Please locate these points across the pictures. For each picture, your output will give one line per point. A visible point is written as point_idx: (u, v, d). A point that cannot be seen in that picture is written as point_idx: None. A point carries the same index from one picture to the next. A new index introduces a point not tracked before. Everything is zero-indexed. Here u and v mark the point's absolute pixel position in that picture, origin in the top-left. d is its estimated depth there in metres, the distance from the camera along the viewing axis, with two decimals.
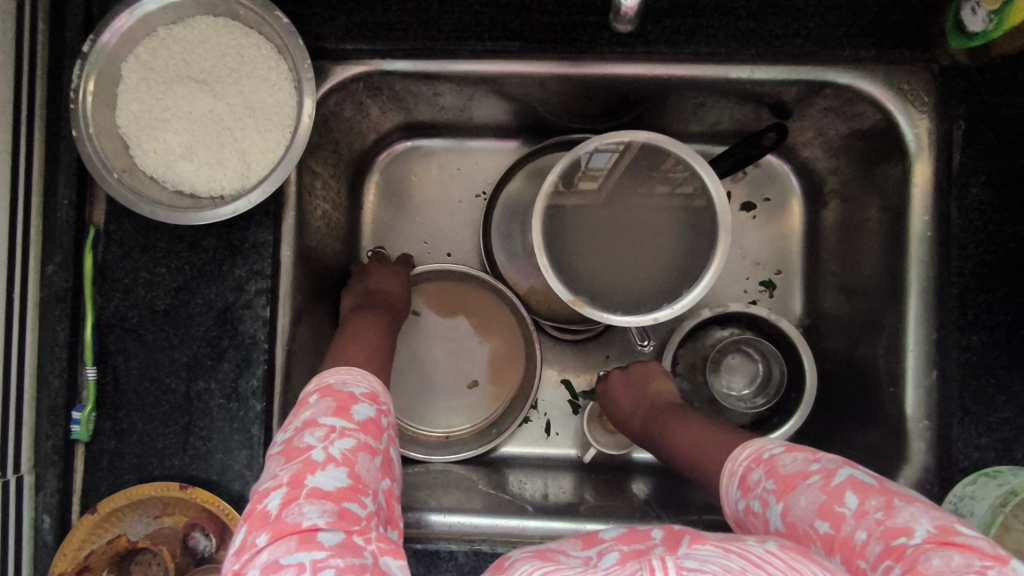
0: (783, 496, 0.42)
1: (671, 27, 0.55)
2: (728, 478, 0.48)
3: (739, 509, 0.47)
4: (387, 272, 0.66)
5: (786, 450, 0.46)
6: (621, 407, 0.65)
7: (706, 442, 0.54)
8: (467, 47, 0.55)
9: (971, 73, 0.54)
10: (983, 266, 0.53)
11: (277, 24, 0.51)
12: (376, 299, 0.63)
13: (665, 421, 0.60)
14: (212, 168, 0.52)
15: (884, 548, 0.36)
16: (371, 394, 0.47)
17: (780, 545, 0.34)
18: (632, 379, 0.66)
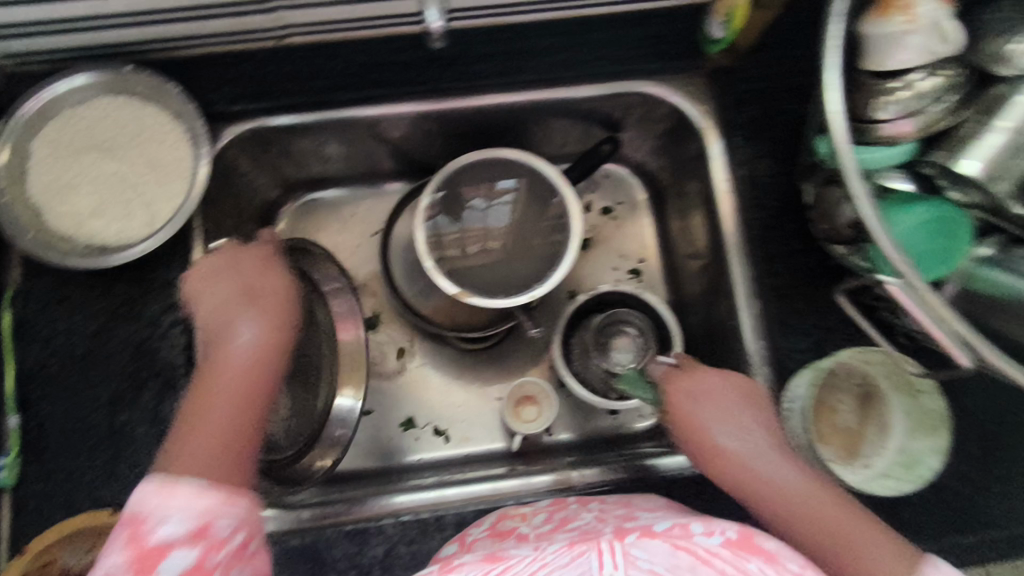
0: None
1: (501, 64, 0.67)
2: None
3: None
4: (268, 263, 0.59)
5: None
6: (684, 406, 0.59)
7: (850, 519, 0.50)
8: (339, 97, 0.66)
9: (739, 69, 0.68)
10: (776, 210, 0.67)
11: (171, 96, 0.60)
12: (262, 302, 0.56)
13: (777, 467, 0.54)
14: (120, 220, 0.59)
15: None
16: (201, 528, 0.43)
17: (726, 541, 0.42)
18: (724, 392, 0.58)
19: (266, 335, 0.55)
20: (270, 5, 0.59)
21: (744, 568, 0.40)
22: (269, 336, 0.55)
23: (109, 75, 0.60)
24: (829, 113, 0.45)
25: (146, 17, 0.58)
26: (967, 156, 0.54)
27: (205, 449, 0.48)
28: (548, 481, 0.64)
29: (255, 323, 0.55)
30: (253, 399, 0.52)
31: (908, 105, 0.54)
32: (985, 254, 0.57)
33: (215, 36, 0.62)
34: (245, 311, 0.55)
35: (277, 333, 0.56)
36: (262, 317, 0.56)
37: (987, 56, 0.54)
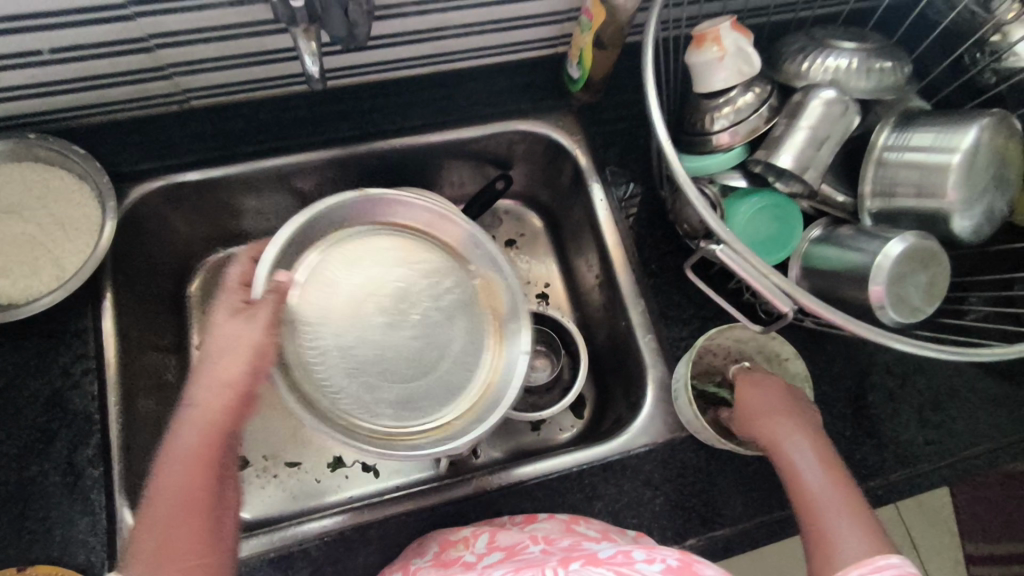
0: None
1: (392, 114, 0.75)
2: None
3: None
4: (228, 321, 0.55)
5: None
6: (757, 396, 0.59)
7: (842, 515, 0.50)
8: (241, 152, 0.71)
9: (602, 103, 0.78)
10: (646, 220, 0.76)
11: (76, 158, 0.64)
12: (207, 371, 0.51)
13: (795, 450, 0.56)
14: (29, 278, 0.61)
15: None
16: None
17: (665, 568, 0.43)
18: (782, 396, 0.59)
19: (207, 403, 0.50)
20: (166, 71, 0.64)
21: None
22: (216, 405, 0.50)
23: (12, 144, 0.63)
24: (653, 123, 0.54)
25: (44, 90, 0.62)
26: (782, 152, 0.62)
27: (160, 534, 0.44)
28: (468, 486, 0.65)
29: (194, 391, 0.51)
30: (207, 468, 0.47)
31: (733, 117, 0.64)
32: (816, 234, 0.67)
33: (116, 103, 0.67)
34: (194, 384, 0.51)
35: (230, 395, 0.51)
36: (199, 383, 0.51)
37: (787, 75, 0.66)
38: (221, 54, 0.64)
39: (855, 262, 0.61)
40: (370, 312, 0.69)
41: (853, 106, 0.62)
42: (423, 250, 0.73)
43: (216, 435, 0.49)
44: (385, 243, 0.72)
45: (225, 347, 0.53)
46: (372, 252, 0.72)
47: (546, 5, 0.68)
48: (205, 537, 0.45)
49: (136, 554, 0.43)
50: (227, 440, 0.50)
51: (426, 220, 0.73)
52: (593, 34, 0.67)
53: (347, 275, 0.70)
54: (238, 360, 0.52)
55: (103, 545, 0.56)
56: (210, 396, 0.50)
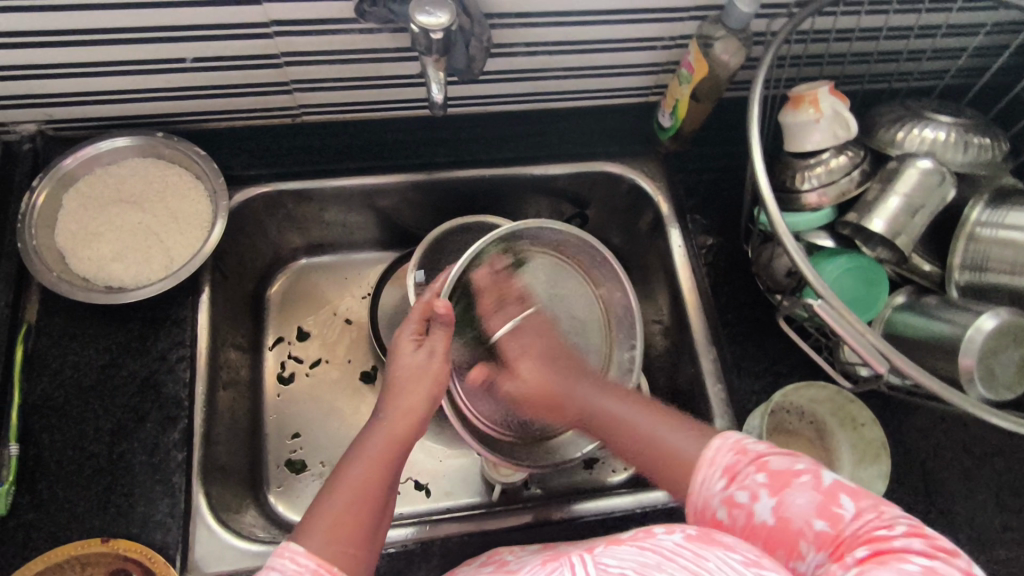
0: (776, 492, 0.46)
1: (485, 145, 0.78)
2: (708, 465, 0.49)
3: (713, 497, 0.48)
4: (413, 350, 0.60)
5: (765, 448, 0.49)
6: (533, 349, 0.66)
7: (658, 429, 0.55)
8: (342, 169, 0.75)
9: (689, 152, 0.80)
10: (720, 268, 0.76)
11: (196, 158, 0.68)
12: (397, 395, 0.56)
13: (590, 393, 0.62)
14: (140, 265, 0.65)
15: (773, 483, 0.46)
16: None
17: (686, 536, 0.42)
18: (553, 346, 0.66)
19: (392, 423, 0.54)
20: (289, 86, 0.69)
21: (704, 565, 0.39)
22: (400, 427, 0.54)
23: (143, 139, 0.69)
24: (757, 175, 0.56)
25: (178, 93, 0.67)
26: (877, 217, 0.62)
27: (332, 520, 0.47)
28: (529, 515, 0.65)
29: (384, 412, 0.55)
30: (386, 477, 0.51)
31: (824, 177, 0.65)
32: (901, 300, 0.67)
33: (237, 112, 0.72)
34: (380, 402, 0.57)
35: (413, 418, 0.55)
36: (394, 399, 0.56)
37: (881, 142, 0.67)
38: (341, 76, 0.68)
39: (944, 333, 0.60)
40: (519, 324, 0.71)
41: (949, 177, 0.63)
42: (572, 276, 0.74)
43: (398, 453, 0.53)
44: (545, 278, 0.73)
45: (415, 377, 0.58)
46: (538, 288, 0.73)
47: (645, 55, 0.71)
48: (365, 532, 0.48)
49: (312, 535, 0.46)
50: (404, 453, 0.54)
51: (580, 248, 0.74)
52: (691, 88, 0.69)
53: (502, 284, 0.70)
54: (425, 393, 0.57)
55: (179, 527, 0.58)
56: (396, 417, 0.55)
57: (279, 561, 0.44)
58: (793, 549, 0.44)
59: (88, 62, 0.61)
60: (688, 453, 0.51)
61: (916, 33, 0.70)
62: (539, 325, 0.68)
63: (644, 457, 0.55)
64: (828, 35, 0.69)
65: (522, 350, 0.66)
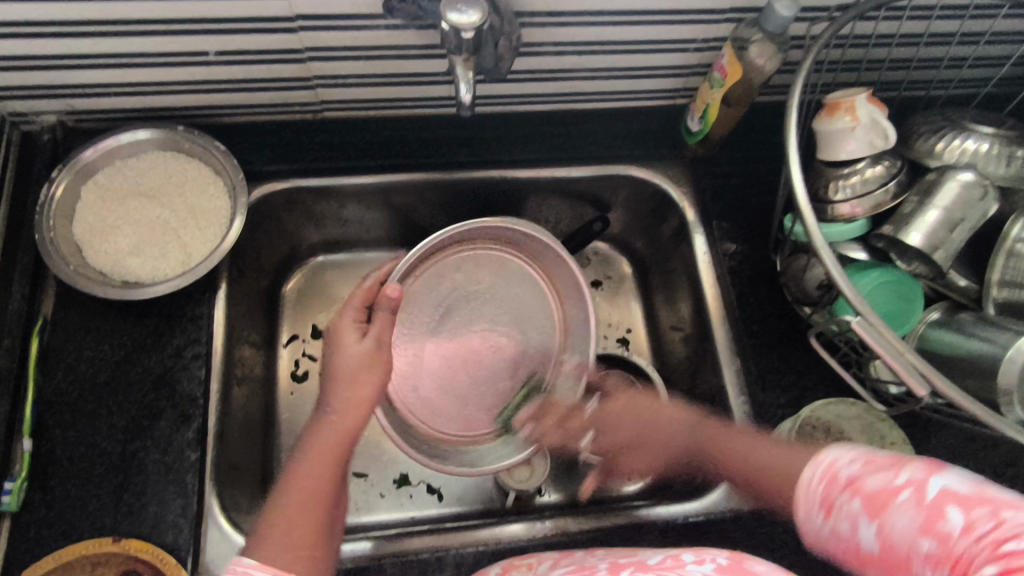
0: (875, 517, 0.40)
1: (507, 145, 0.76)
2: (807, 502, 0.45)
3: (822, 533, 0.44)
4: (352, 335, 0.56)
5: (861, 465, 0.43)
6: (619, 437, 0.70)
7: (766, 451, 0.52)
8: (362, 167, 0.73)
9: (716, 157, 0.78)
10: (749, 276, 0.74)
11: (216, 152, 0.67)
12: (342, 384, 0.53)
13: (746, 444, 0.55)
14: (157, 260, 0.64)
15: (871, 507, 0.41)
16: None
17: (716, 567, 0.42)
18: (632, 407, 0.67)
19: (342, 415, 0.51)
20: (312, 81, 0.68)
21: None
22: (346, 418, 0.51)
23: (162, 132, 0.68)
24: (794, 183, 0.54)
25: (201, 86, 0.66)
26: (913, 229, 0.60)
27: (285, 527, 0.46)
28: (545, 525, 0.63)
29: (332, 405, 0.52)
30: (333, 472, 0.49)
31: (860, 188, 0.63)
32: (934, 317, 0.64)
33: (259, 106, 0.71)
34: (325, 393, 0.53)
35: (361, 408, 0.52)
36: (338, 386, 0.53)
37: (918, 153, 0.65)
38: (365, 72, 0.67)
39: (982, 352, 0.58)
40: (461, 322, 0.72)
41: (991, 192, 0.60)
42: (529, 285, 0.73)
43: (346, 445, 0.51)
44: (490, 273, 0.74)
45: (362, 367, 0.54)
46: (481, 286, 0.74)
47: (676, 57, 0.70)
48: (319, 533, 0.46)
49: (263, 545, 0.45)
50: (354, 443, 0.52)
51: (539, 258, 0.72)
52: (723, 92, 0.67)
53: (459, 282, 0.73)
54: (373, 383, 0.53)
55: (190, 528, 0.57)
56: (344, 409, 0.52)
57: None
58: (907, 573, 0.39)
59: (113, 53, 0.60)
60: (797, 464, 0.48)
61: (958, 40, 0.68)
62: (609, 399, 0.69)
63: (761, 480, 0.52)
64: (867, 41, 0.67)
65: (602, 416, 0.69)
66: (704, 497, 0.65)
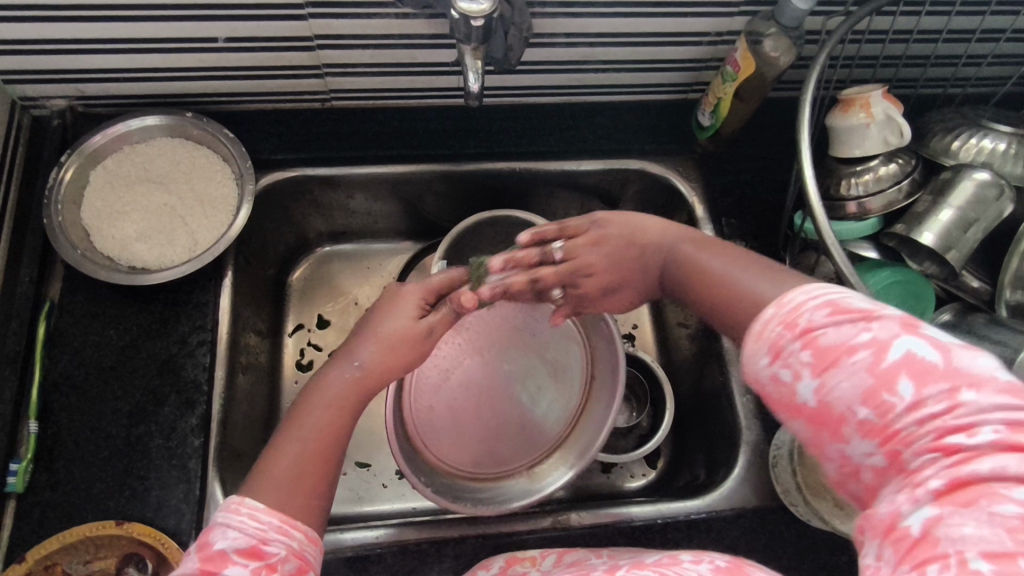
0: (820, 372, 0.34)
1: (516, 137, 0.75)
2: (753, 340, 0.38)
3: (753, 372, 0.37)
4: (396, 310, 0.55)
5: (827, 314, 0.35)
6: (598, 286, 0.58)
7: (743, 276, 0.44)
8: (370, 157, 0.73)
9: (727, 152, 0.77)
10: None
11: (224, 139, 0.67)
12: (380, 347, 0.52)
13: (723, 270, 0.46)
14: (163, 247, 0.64)
15: (820, 361, 0.34)
16: (254, 547, 0.39)
17: (713, 567, 0.40)
18: (617, 252, 0.56)
19: (368, 373, 0.50)
20: (321, 70, 0.67)
21: None
22: (370, 378, 0.50)
23: (171, 119, 0.68)
24: (805, 179, 0.53)
25: (211, 73, 0.66)
26: (927, 229, 0.59)
27: (289, 473, 0.44)
28: (547, 520, 0.63)
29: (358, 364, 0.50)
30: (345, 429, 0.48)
31: (872, 186, 0.62)
32: (945, 318, 0.63)
33: (268, 94, 0.71)
34: (359, 349, 0.52)
35: (387, 371, 0.51)
36: (375, 346, 0.52)
37: (933, 150, 0.64)
38: (375, 61, 0.67)
39: (994, 354, 0.57)
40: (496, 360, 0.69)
41: (1008, 192, 0.59)
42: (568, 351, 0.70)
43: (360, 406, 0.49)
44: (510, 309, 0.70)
45: (401, 337, 0.53)
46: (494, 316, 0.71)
47: (688, 51, 0.69)
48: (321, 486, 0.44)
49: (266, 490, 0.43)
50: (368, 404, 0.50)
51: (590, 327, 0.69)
52: (736, 86, 0.66)
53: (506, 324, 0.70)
54: (407, 357, 0.53)
55: (193, 513, 0.57)
56: (371, 369, 0.50)
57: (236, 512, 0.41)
58: (834, 434, 0.34)
59: (125, 39, 0.61)
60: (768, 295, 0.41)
61: (978, 37, 0.67)
62: (582, 247, 0.57)
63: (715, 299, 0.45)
64: (884, 36, 0.66)
65: (573, 270, 0.58)
66: (707, 496, 0.64)
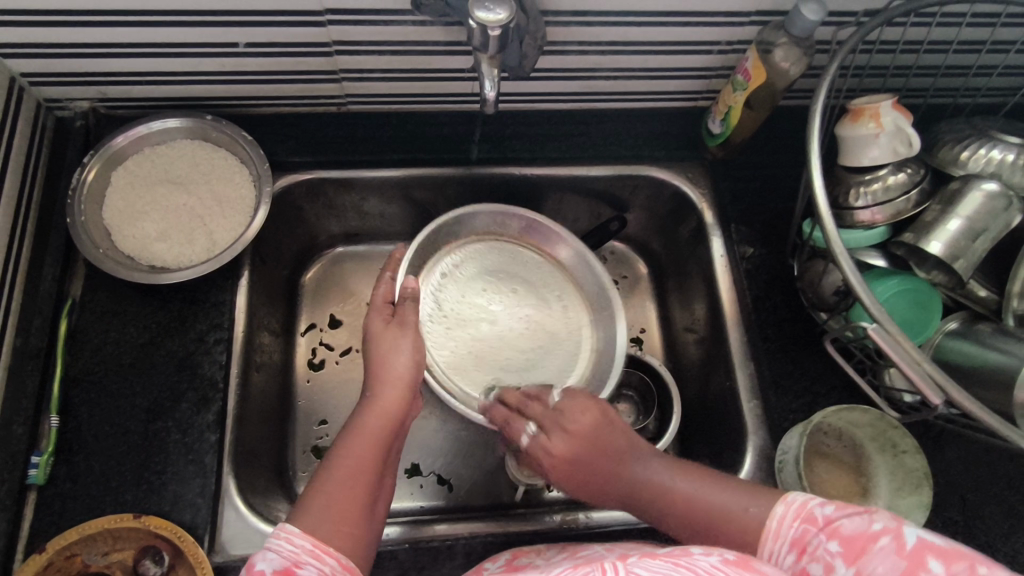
0: (851, 561, 0.39)
1: (528, 143, 0.77)
2: (773, 539, 0.44)
3: (785, 569, 0.43)
4: (383, 325, 0.59)
5: (834, 509, 0.42)
6: (566, 444, 0.54)
7: (721, 497, 0.48)
8: (384, 161, 0.74)
9: (737, 160, 0.78)
10: (765, 281, 0.74)
11: (243, 141, 0.69)
12: (381, 367, 0.56)
13: (708, 491, 0.49)
14: (182, 246, 0.66)
15: (846, 553, 0.40)
16: (288, 569, 0.41)
17: (723, 560, 0.39)
18: (568, 440, 0.54)
19: (383, 399, 0.54)
20: (338, 75, 0.69)
21: None
22: (392, 400, 0.54)
23: (192, 121, 0.69)
24: (814, 189, 0.54)
25: (231, 77, 0.68)
26: (934, 238, 0.60)
27: (329, 502, 0.46)
28: (554, 520, 0.64)
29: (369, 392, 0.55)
30: (377, 451, 0.50)
31: (880, 195, 0.63)
32: (952, 327, 0.64)
33: (286, 97, 0.72)
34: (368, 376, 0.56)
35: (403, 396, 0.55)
36: (382, 364, 0.56)
37: (942, 160, 0.64)
38: (391, 67, 0.68)
39: (1000, 364, 0.57)
40: (473, 298, 0.76)
41: (1016, 203, 0.60)
42: (519, 255, 0.78)
43: (386, 429, 0.52)
44: (465, 223, 0.76)
45: (399, 346, 0.57)
46: (440, 243, 0.75)
47: (699, 59, 0.70)
48: (361, 508, 0.46)
49: (308, 515, 0.45)
50: (397, 427, 0.53)
51: (533, 230, 0.77)
52: (746, 95, 0.67)
53: (456, 259, 0.76)
54: (409, 364, 0.57)
55: (208, 508, 0.59)
56: (386, 391, 0.54)
57: (276, 540, 0.43)
58: None
59: (148, 43, 0.62)
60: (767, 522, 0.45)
61: (988, 48, 0.68)
62: (551, 438, 0.55)
63: (698, 521, 0.48)
64: (894, 47, 0.67)
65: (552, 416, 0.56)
66: None
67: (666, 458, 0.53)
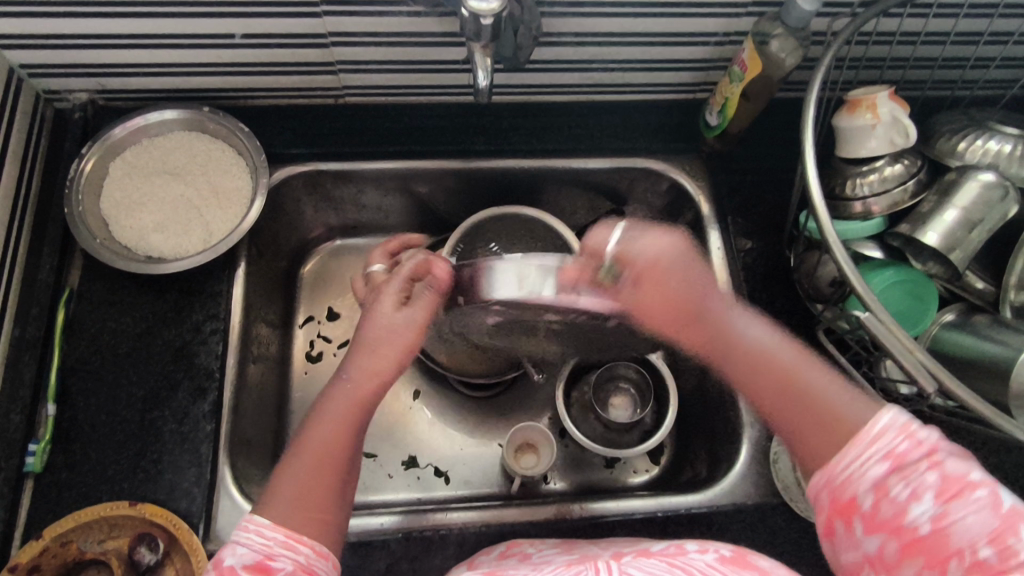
0: (944, 500, 0.39)
1: (525, 135, 0.76)
2: (867, 445, 0.42)
3: (859, 477, 0.41)
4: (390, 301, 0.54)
5: (940, 440, 0.41)
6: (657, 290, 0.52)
7: (821, 383, 0.46)
8: (381, 153, 0.74)
9: (734, 152, 0.78)
10: (762, 273, 0.73)
11: (239, 132, 0.69)
12: (363, 346, 0.52)
13: (805, 374, 0.47)
14: (179, 237, 0.66)
15: (941, 490, 0.39)
16: (259, 563, 0.42)
17: (718, 557, 0.42)
18: (670, 276, 0.52)
19: (360, 379, 0.51)
20: (334, 67, 0.69)
21: None
22: (368, 380, 0.51)
23: (188, 112, 0.69)
24: (807, 180, 0.53)
25: (227, 69, 0.68)
26: (931, 229, 0.59)
27: (297, 493, 0.46)
28: (548, 510, 0.64)
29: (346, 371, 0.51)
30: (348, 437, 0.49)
31: (877, 186, 0.63)
32: (948, 318, 0.64)
33: (283, 89, 0.72)
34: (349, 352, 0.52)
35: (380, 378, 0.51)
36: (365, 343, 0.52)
37: (940, 151, 0.64)
38: (387, 58, 0.68)
39: (995, 355, 0.57)
40: None
41: (1013, 193, 0.60)
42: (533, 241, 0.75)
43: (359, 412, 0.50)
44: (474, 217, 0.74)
45: (385, 324, 0.53)
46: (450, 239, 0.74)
47: (696, 51, 0.70)
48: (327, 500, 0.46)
49: (279, 505, 0.45)
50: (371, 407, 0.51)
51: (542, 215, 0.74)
52: (743, 87, 0.67)
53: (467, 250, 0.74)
54: (393, 349, 0.52)
55: (203, 496, 0.59)
56: (360, 374, 0.51)
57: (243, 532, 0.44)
58: (937, 563, 0.38)
59: (144, 35, 0.62)
60: (854, 423, 0.43)
61: (986, 39, 0.67)
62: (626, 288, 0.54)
63: (774, 391, 0.48)
64: (891, 38, 0.67)
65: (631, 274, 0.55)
66: (706, 490, 0.65)
67: (770, 325, 0.51)
